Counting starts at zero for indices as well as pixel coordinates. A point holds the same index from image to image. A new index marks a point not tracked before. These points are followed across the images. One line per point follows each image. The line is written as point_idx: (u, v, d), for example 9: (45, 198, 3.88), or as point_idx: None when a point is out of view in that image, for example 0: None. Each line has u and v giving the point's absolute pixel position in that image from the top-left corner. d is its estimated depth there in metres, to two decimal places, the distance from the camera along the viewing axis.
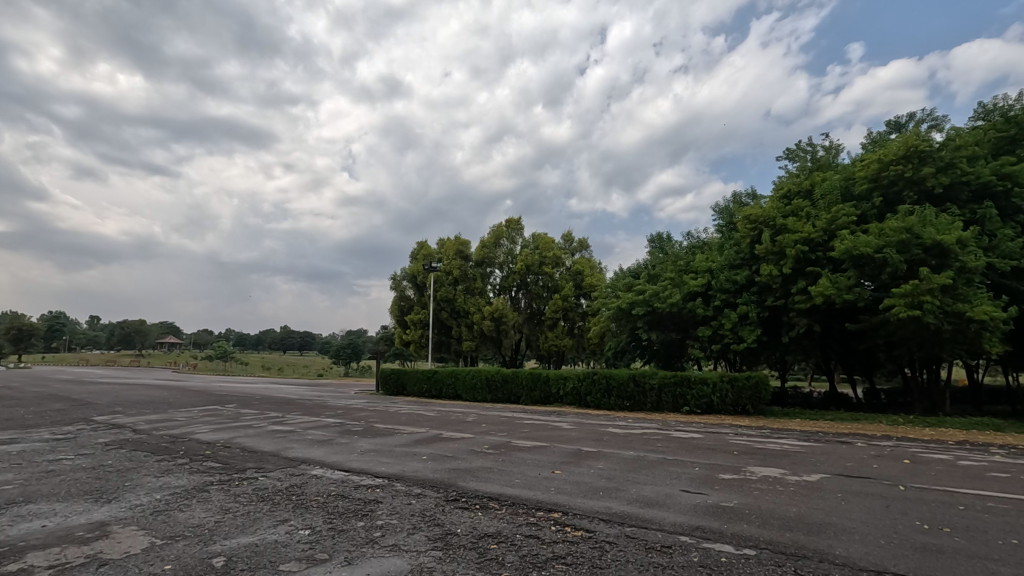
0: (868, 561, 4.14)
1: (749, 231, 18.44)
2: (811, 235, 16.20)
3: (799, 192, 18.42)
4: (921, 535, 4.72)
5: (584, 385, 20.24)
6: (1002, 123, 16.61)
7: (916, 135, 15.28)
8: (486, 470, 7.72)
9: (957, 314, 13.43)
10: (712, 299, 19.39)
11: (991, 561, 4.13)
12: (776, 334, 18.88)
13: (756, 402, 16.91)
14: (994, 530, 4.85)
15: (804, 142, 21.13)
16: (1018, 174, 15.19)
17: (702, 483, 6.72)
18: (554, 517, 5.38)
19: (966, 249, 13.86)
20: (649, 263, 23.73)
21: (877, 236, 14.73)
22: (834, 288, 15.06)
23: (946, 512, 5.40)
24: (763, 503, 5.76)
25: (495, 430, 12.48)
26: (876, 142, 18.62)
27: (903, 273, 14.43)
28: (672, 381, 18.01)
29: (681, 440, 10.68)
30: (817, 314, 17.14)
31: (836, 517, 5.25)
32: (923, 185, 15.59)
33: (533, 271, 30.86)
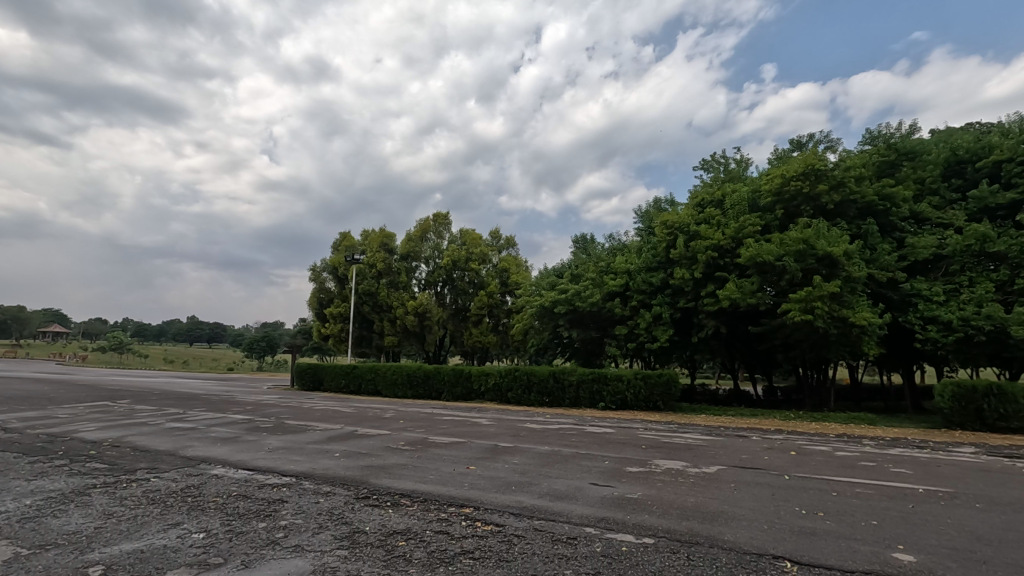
0: (751, 545, 4.49)
1: (666, 236, 19.35)
2: (720, 243, 17.27)
3: (712, 201, 19.59)
4: (799, 519, 5.18)
5: (505, 381, 20.46)
6: (885, 149, 18.48)
7: (814, 155, 16.69)
8: (401, 467, 7.62)
9: (842, 320, 14.80)
10: (630, 299, 20.24)
11: (854, 541, 4.61)
12: (687, 334, 19.97)
13: (667, 398, 17.73)
14: (859, 513, 5.42)
15: (718, 154, 22.49)
16: (897, 195, 16.95)
17: (610, 477, 7.00)
18: (464, 512, 5.41)
19: (852, 260, 15.34)
20: (573, 263, 24.34)
21: (777, 245, 15.96)
22: (739, 292, 16.16)
23: (821, 498, 5.97)
24: (664, 494, 6.09)
25: (414, 426, 12.33)
26: (781, 158, 20.14)
27: (798, 280, 15.73)
28: (590, 378, 18.62)
29: (595, 435, 11.07)
30: (724, 316, 18.32)
31: (727, 506, 5.65)
32: (818, 201, 17.09)
33: (459, 267, 30.72)
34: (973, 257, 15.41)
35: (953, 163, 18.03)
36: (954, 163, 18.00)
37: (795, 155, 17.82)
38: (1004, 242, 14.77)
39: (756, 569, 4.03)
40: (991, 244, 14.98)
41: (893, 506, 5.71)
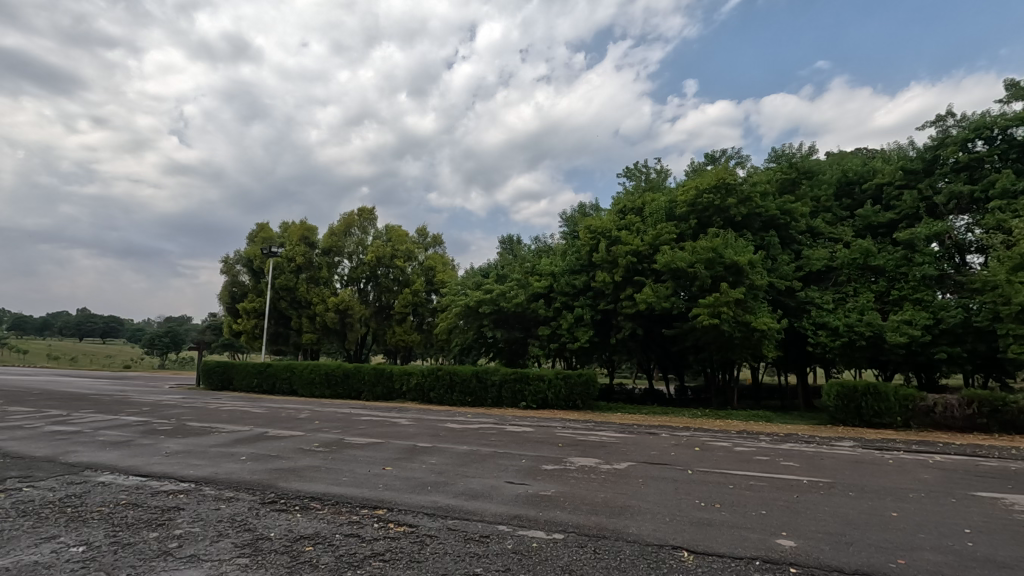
0: (654, 537, 4.74)
1: (589, 240, 19.91)
2: (639, 249, 18.03)
3: (633, 209, 20.44)
4: (698, 511, 5.53)
5: (428, 380, 20.25)
6: (788, 168, 20.09)
7: (725, 169, 17.84)
8: (313, 469, 7.36)
9: (746, 324, 15.92)
10: (553, 301, 20.69)
11: (746, 530, 4.98)
12: (606, 336, 20.71)
13: (585, 398, 18.26)
14: (750, 503, 5.87)
15: (641, 164, 23.48)
16: (795, 211, 18.46)
17: (526, 475, 7.13)
18: (378, 514, 5.32)
19: (755, 269, 16.55)
20: (499, 264, 24.51)
21: (691, 252, 16.90)
22: (655, 296, 17.00)
23: (719, 491, 6.41)
24: (577, 491, 6.30)
25: (330, 426, 11.95)
26: (696, 170, 21.36)
27: (708, 286, 16.75)
28: (512, 378, 18.84)
29: (514, 434, 11.23)
30: (641, 319, 19.16)
31: (634, 500, 5.93)
32: (727, 213, 18.31)
33: (384, 264, 30.07)
34: (858, 269, 17.10)
35: (844, 184, 19.92)
36: (845, 184, 19.89)
37: (709, 169, 18.96)
38: (884, 257, 16.49)
39: (657, 559, 4.26)
40: (873, 258, 16.68)
41: (780, 496, 6.23)
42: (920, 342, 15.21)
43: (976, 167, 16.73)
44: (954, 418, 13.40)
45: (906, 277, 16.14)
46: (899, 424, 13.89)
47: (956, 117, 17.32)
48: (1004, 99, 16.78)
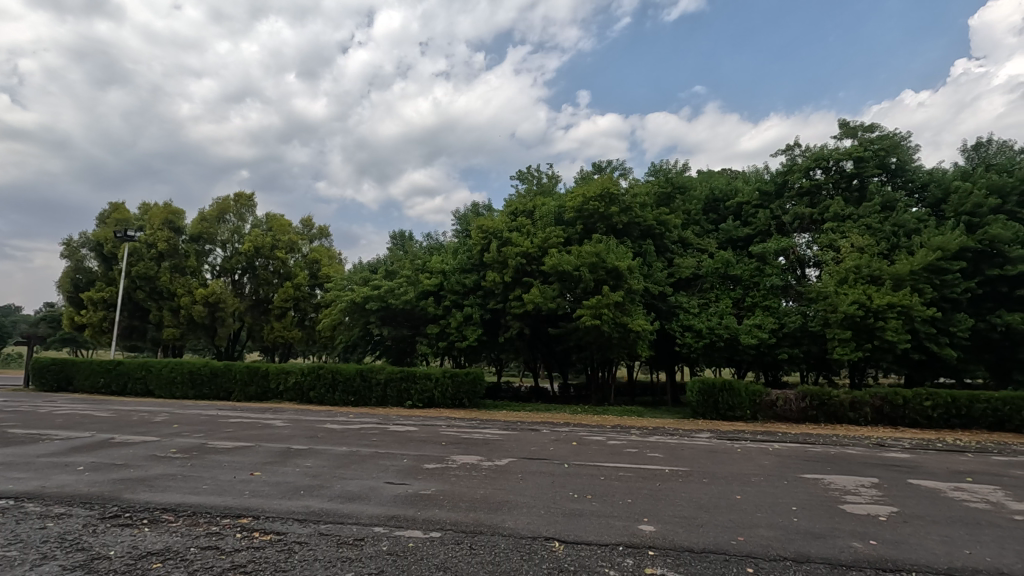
0: (529, 530, 4.90)
1: (481, 240, 20.08)
2: (528, 250, 18.53)
3: (524, 211, 20.99)
4: (572, 503, 5.81)
5: (308, 380, 19.21)
6: (665, 182, 21.77)
7: (609, 179, 18.91)
8: (167, 478, 6.66)
9: (623, 325, 16.97)
10: (443, 299, 20.61)
11: (614, 518, 5.32)
12: (494, 335, 21.03)
13: (471, 396, 18.34)
14: (618, 493, 6.28)
15: (533, 168, 24.14)
16: (669, 222, 20.06)
17: (406, 474, 7.04)
18: (240, 523, 4.95)
19: (633, 274, 17.73)
20: (388, 260, 23.89)
21: (576, 256, 17.70)
22: (542, 297, 17.61)
23: (591, 483, 6.78)
24: (457, 488, 6.34)
25: (191, 431, 10.89)
26: (584, 178, 22.43)
27: (591, 289, 17.67)
28: (398, 376, 18.46)
29: (398, 434, 11.01)
30: (527, 318, 19.72)
31: (513, 495, 6.09)
32: (610, 220, 19.40)
33: (262, 255, 27.94)
34: (719, 278, 18.96)
35: (711, 200, 22.00)
36: (712, 201, 21.98)
37: (595, 178, 19.98)
38: (740, 267, 18.47)
39: (530, 551, 4.41)
40: (732, 268, 18.61)
41: (645, 485, 6.75)
42: (767, 344, 17.23)
43: (815, 193, 19.32)
44: (791, 411, 15.35)
45: (758, 286, 18.18)
46: (748, 417, 15.61)
47: (801, 148, 19.86)
48: (838, 136, 19.53)
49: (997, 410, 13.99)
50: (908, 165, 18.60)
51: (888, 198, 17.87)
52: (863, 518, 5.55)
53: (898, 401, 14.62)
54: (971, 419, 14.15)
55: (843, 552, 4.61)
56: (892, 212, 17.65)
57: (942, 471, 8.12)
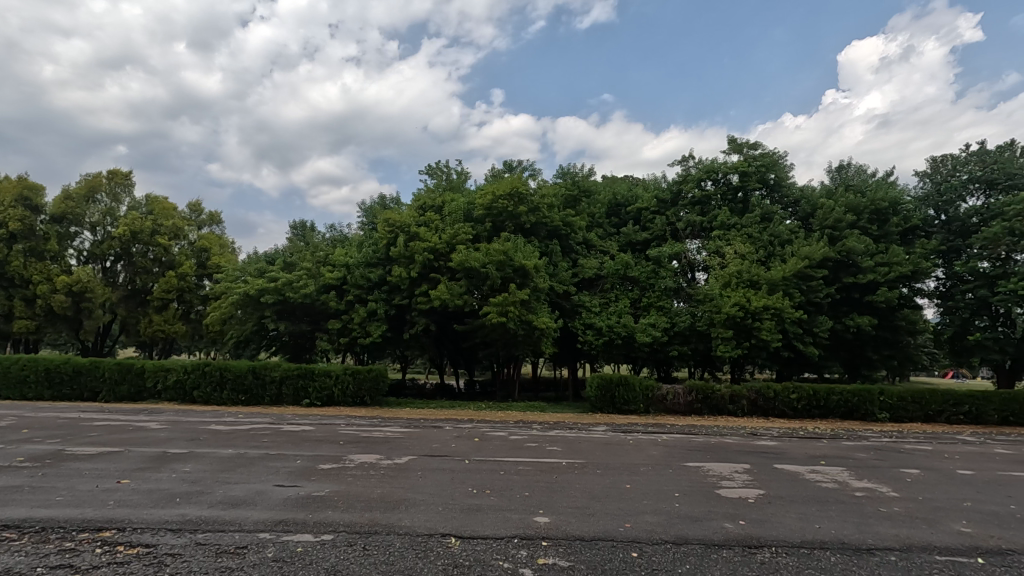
0: (425, 527, 4.86)
1: (387, 233, 19.57)
2: (436, 246, 18.35)
3: (432, 207, 20.79)
4: (471, 498, 5.85)
5: (191, 377, 17.70)
6: (571, 184, 22.50)
7: (518, 179, 19.19)
8: (10, 490, 5.84)
9: (528, 323, 17.31)
10: (346, 293, 19.88)
11: (510, 512, 5.42)
12: (399, 331, 20.60)
13: (374, 393, 17.82)
14: (516, 487, 6.41)
15: (443, 163, 23.93)
16: (574, 224, 20.78)
17: (299, 476, 6.71)
18: (101, 537, 4.46)
19: (539, 273, 18.15)
20: (287, 251, 22.61)
21: (484, 254, 17.79)
22: (449, 293, 17.54)
23: (491, 478, 6.86)
24: (352, 488, 6.14)
25: (45, 436, 9.63)
26: (494, 176, 22.61)
27: (497, 286, 17.85)
28: (295, 373, 17.54)
29: (292, 434, 10.46)
30: (434, 315, 19.55)
31: (411, 493, 6.02)
32: (518, 219, 19.71)
33: (141, 241, 25.32)
34: (619, 279, 19.88)
35: (613, 205, 23.05)
36: (614, 205, 23.04)
37: (505, 177, 20.19)
38: (638, 269, 19.50)
39: (425, 548, 4.38)
40: (631, 270, 19.60)
41: (543, 478, 6.95)
42: (660, 342, 18.37)
43: (705, 203, 20.88)
44: (679, 404, 16.50)
45: (654, 287, 19.31)
46: (641, 410, 16.55)
47: (695, 160, 21.37)
48: (727, 151, 21.23)
49: (848, 401, 15.93)
50: (784, 181, 20.65)
51: (766, 211, 19.74)
52: (735, 501, 6.10)
53: (770, 394, 16.20)
54: (828, 409, 15.99)
55: (716, 532, 5.04)
56: (770, 223, 19.51)
57: (801, 456, 9.13)
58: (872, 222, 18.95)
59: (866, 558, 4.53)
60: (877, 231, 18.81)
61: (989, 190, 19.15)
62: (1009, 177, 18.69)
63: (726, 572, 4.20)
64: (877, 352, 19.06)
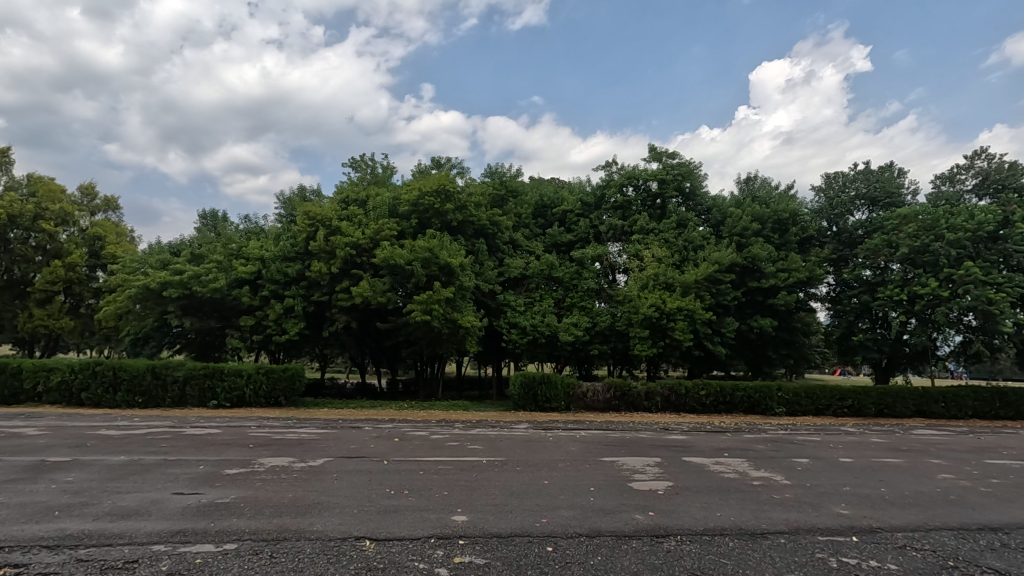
0: (338, 531, 4.71)
1: (306, 227, 18.75)
2: (359, 241, 17.80)
3: (356, 201, 20.23)
4: (387, 500, 5.74)
5: (78, 378, 16.08)
6: (498, 184, 22.65)
7: (446, 176, 19.04)
8: None
9: (452, 321, 17.19)
10: (260, 288, 18.86)
11: (428, 512, 5.38)
12: (318, 328, 19.80)
13: (289, 394, 17.00)
14: (435, 487, 6.36)
15: (367, 156, 23.28)
16: (501, 223, 20.91)
17: (201, 482, 6.29)
18: None
19: (465, 271, 18.07)
20: (195, 242, 21.12)
21: (408, 250, 17.50)
22: (371, 291, 17.11)
23: (410, 478, 6.76)
24: (261, 493, 5.84)
25: None
26: (421, 172, 22.29)
27: (422, 284, 17.62)
28: (201, 373, 16.40)
29: (195, 438, 9.78)
30: (355, 312, 18.97)
31: (325, 496, 5.81)
32: (445, 217, 19.55)
33: (21, 226, 22.69)
34: (544, 279, 20.21)
35: (539, 206, 23.44)
36: (540, 207, 23.41)
37: (432, 174, 19.96)
38: (563, 269, 19.92)
39: (337, 553, 4.24)
40: (555, 270, 19.98)
41: (462, 477, 6.94)
42: (582, 341, 18.87)
43: (626, 208, 21.73)
44: (599, 401, 17.05)
45: (576, 288, 19.81)
46: (562, 407, 16.94)
47: (617, 166, 22.17)
48: (648, 159, 22.19)
49: (751, 397, 17.13)
50: (698, 190, 21.91)
51: (682, 217, 20.84)
52: (645, 493, 6.40)
53: (681, 391, 17.12)
54: (733, 404, 17.11)
55: (627, 524, 5.26)
56: (685, 229, 20.62)
57: (707, 449, 9.73)
58: (774, 231, 20.52)
59: (760, 541, 4.90)
60: (778, 240, 20.41)
61: (872, 206, 21.33)
62: (888, 195, 20.95)
63: (634, 561, 4.40)
64: (776, 351, 20.65)
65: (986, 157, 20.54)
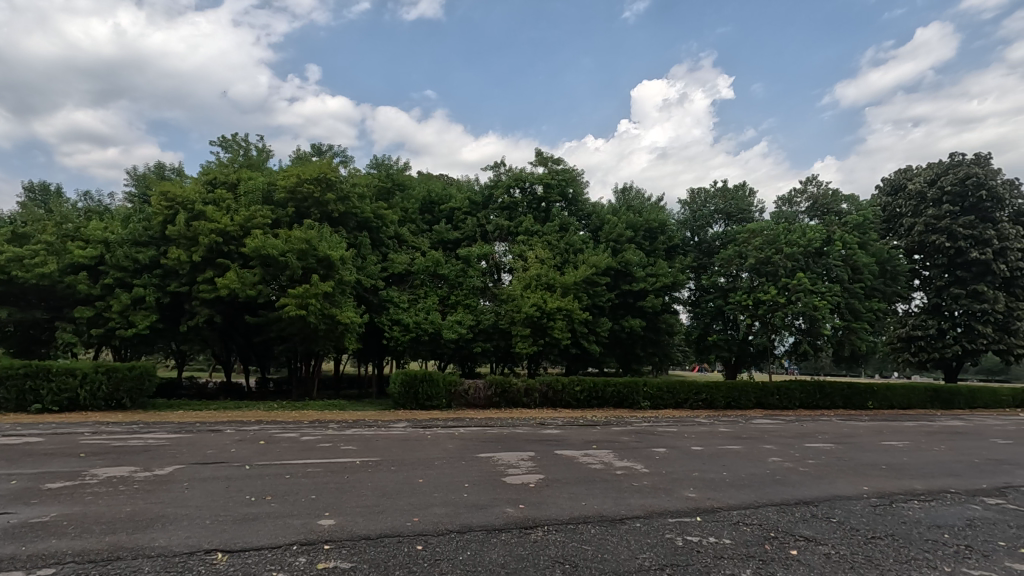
0: (185, 545, 4.29)
1: (163, 209, 16.84)
2: (226, 228, 16.34)
3: (224, 183, 18.58)
4: (246, 507, 5.34)
5: None
6: (385, 177, 22.04)
7: (328, 164, 18.14)
8: None
9: (330, 317, 16.38)
10: (103, 276, 16.61)
11: (291, 518, 5.09)
12: (175, 322, 17.86)
13: (135, 395, 15.14)
14: (301, 491, 6.02)
15: (239, 136, 21.46)
16: (386, 217, 20.36)
17: (13, 500, 5.39)
18: None
19: (346, 265, 17.32)
20: (18, 218, 18.03)
21: (283, 241, 16.43)
22: (239, 282, 15.81)
23: (274, 483, 6.34)
24: (91, 509, 5.14)
25: None
26: (301, 158, 21.03)
27: (298, 277, 16.61)
28: (20, 372, 14.03)
29: (8, 449, 8.36)
30: (220, 305, 17.38)
31: (171, 508, 5.26)
32: (326, 207, 18.59)
33: None
34: (429, 276, 19.97)
35: (426, 202, 23.17)
36: (428, 202, 23.15)
37: (312, 161, 18.88)
38: (448, 267, 19.84)
39: (182, 569, 3.86)
40: (440, 267, 19.82)
41: (332, 479, 6.65)
42: (465, 339, 18.94)
43: (513, 209, 22.23)
44: (479, 398, 17.26)
45: (461, 286, 19.80)
46: (443, 405, 16.88)
47: (505, 167, 22.62)
48: (534, 162, 22.88)
49: (620, 392, 18.37)
50: (580, 197, 23.03)
51: (564, 221, 21.76)
52: (517, 487, 6.61)
53: (558, 388, 17.87)
54: (604, 399, 18.21)
55: (497, 518, 5.39)
56: (566, 233, 21.55)
57: (577, 442, 10.27)
58: (645, 238, 22.18)
59: (617, 526, 5.28)
60: (649, 247, 22.07)
61: (727, 220, 23.88)
62: (740, 211, 23.58)
63: (502, 554, 4.51)
64: (644, 349, 22.30)
65: (816, 184, 23.91)
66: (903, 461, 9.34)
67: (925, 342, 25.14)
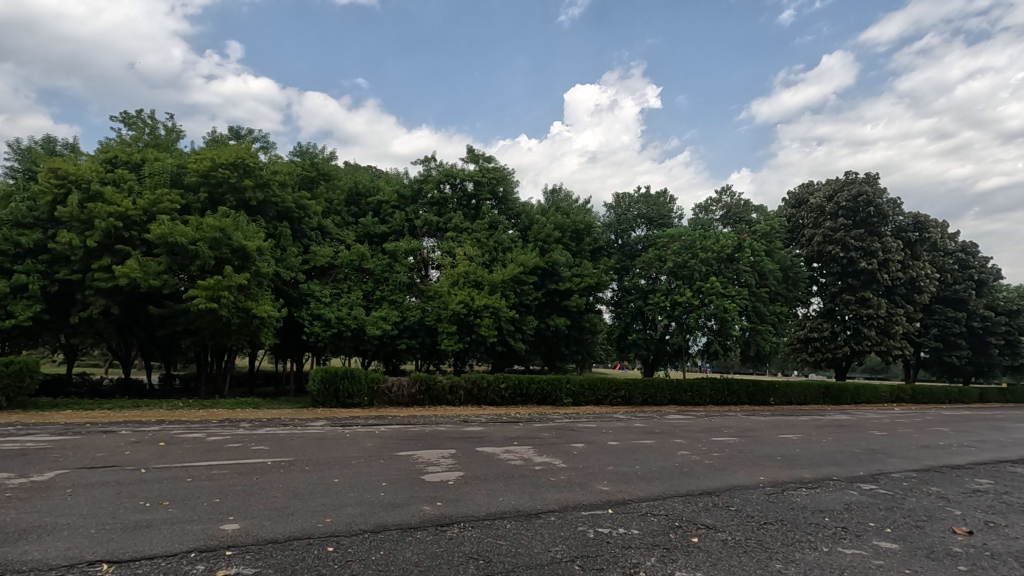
0: (65, 557, 3.93)
1: (52, 187, 15.23)
2: (127, 212, 15.04)
3: (127, 162, 17.11)
4: (139, 514, 4.96)
5: None
6: (309, 165, 21.15)
7: (246, 149, 17.14)
8: None
9: (245, 310, 15.50)
10: None
11: (191, 523, 4.79)
12: (63, 313, 16.22)
13: (13, 393, 13.59)
14: (203, 494, 5.67)
15: (145, 112, 19.81)
16: (308, 207, 19.54)
17: None
18: None
19: (262, 256, 16.45)
20: None
21: (193, 228, 15.38)
22: (141, 271, 14.62)
23: (172, 487, 5.93)
24: None
25: None
26: (216, 141, 19.75)
27: (209, 267, 15.58)
28: None
29: None
30: (117, 295, 15.96)
31: (49, 517, 4.79)
32: (242, 194, 17.54)
33: None
34: (353, 270, 19.41)
35: (353, 193, 22.48)
36: (354, 194, 22.47)
37: (229, 144, 17.77)
38: (374, 261, 19.39)
39: None
40: (366, 262, 19.31)
41: (238, 481, 6.32)
42: (389, 336, 18.53)
43: (442, 204, 22.01)
44: (402, 395, 17.00)
45: (387, 281, 19.33)
46: (365, 403, 16.42)
47: (436, 162, 22.39)
48: (466, 159, 22.78)
49: (544, 389, 18.71)
50: (510, 196, 23.18)
51: (493, 219, 21.79)
52: (436, 485, 6.58)
53: (483, 385, 17.94)
54: (528, 396, 18.49)
55: (414, 516, 5.34)
56: (495, 231, 21.59)
57: (498, 439, 10.35)
58: (572, 239, 22.71)
59: (533, 521, 5.39)
60: (575, 247, 22.62)
61: (649, 224, 24.94)
62: (661, 217, 24.69)
63: (416, 552, 4.47)
64: (568, 347, 22.82)
65: (730, 194, 25.50)
66: (796, 452, 10.17)
67: (820, 343, 27.48)
